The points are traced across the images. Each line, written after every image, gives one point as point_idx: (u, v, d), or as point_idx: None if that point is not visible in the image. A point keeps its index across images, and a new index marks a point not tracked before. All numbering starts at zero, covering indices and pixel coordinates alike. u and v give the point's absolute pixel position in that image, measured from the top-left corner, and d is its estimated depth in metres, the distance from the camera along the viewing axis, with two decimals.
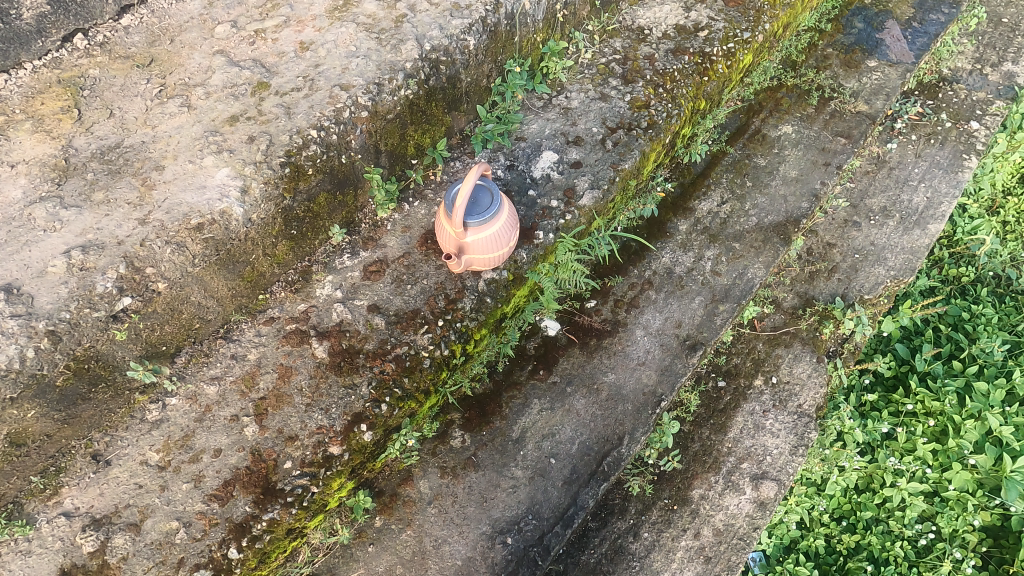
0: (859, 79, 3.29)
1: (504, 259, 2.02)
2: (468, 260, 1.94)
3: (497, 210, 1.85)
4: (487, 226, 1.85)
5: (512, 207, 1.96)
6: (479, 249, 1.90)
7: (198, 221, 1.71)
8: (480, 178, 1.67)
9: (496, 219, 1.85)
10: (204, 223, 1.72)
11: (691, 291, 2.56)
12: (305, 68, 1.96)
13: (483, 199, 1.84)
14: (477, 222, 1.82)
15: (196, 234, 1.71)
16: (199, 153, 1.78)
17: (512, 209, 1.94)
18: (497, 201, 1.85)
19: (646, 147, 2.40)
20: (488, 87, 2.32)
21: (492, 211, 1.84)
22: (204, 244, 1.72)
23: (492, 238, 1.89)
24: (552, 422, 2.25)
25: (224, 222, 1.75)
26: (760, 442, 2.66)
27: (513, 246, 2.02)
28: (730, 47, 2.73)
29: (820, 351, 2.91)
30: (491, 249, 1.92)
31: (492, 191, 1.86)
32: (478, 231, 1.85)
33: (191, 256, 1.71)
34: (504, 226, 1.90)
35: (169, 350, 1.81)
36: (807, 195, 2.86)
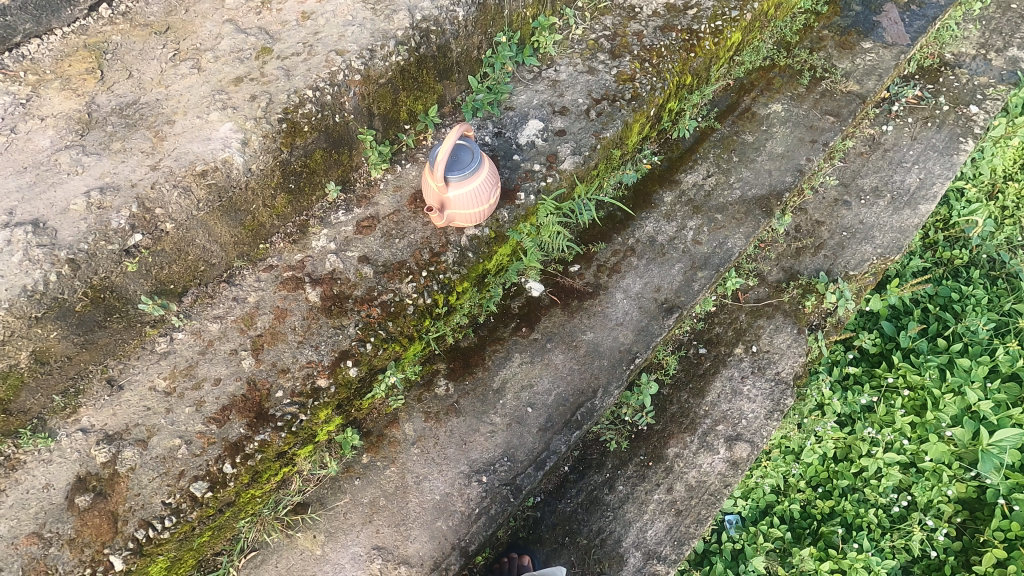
0: (853, 60, 3.34)
1: (485, 217, 2.16)
2: (452, 215, 2.08)
3: (478, 167, 2.00)
4: (468, 181, 2.00)
5: (493, 166, 2.10)
6: (461, 204, 2.05)
7: (203, 168, 1.88)
8: (459, 132, 1.82)
9: (476, 175, 2.00)
10: (208, 169, 1.88)
11: (672, 258, 2.68)
12: (306, 35, 2.12)
13: (464, 156, 1.99)
14: (457, 177, 1.97)
15: (200, 180, 1.88)
16: (206, 109, 1.96)
17: (492, 167, 2.09)
18: (477, 158, 1.99)
19: (628, 118, 2.52)
20: (479, 58, 2.46)
21: (473, 167, 1.98)
22: (208, 189, 1.89)
23: (472, 194, 2.03)
24: (531, 374, 2.39)
25: (226, 170, 1.92)
26: (737, 406, 2.76)
27: (494, 204, 2.16)
28: (718, 25, 2.82)
29: (801, 323, 3.00)
30: (472, 205, 2.07)
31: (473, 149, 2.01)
32: (460, 186, 2.00)
33: (196, 200, 1.89)
34: (484, 183, 2.04)
35: (177, 290, 1.99)
36: (792, 170, 2.94)
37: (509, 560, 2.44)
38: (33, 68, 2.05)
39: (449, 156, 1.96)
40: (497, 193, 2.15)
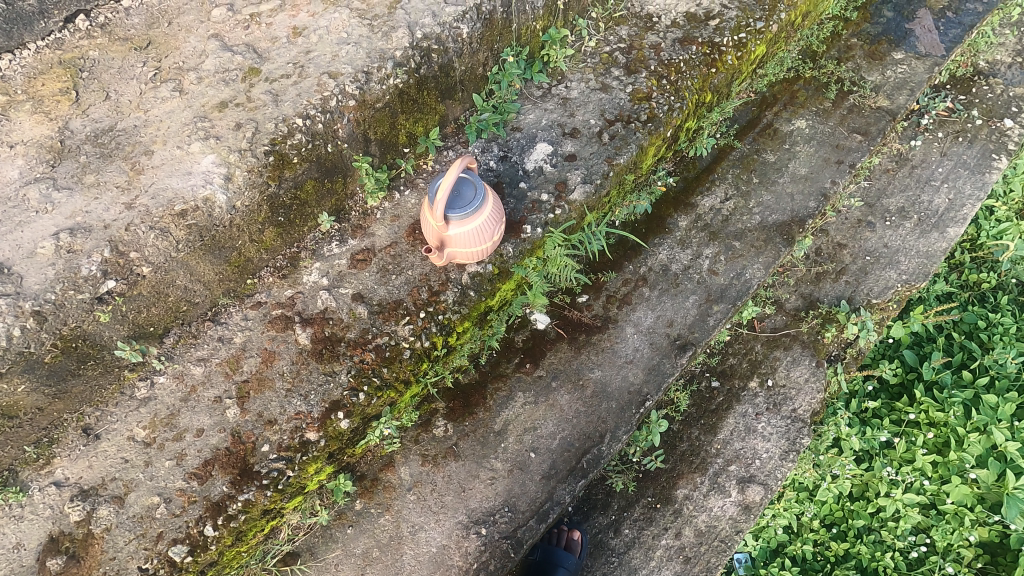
0: (883, 72, 3.14)
1: (488, 254, 2.01)
2: (452, 252, 1.93)
3: (481, 204, 1.85)
4: (470, 219, 1.85)
5: (497, 200, 1.95)
6: (462, 242, 1.90)
7: (182, 208, 1.74)
8: (458, 170, 1.66)
9: (479, 213, 1.85)
10: (187, 209, 1.75)
11: (686, 290, 2.52)
12: (297, 54, 1.95)
13: (466, 192, 1.84)
14: (458, 215, 1.82)
15: (179, 220, 1.74)
16: (187, 138, 1.80)
17: (497, 203, 1.93)
18: (481, 194, 1.84)
19: (643, 141, 2.34)
20: (484, 75, 2.28)
21: (475, 204, 1.83)
22: (188, 230, 1.76)
23: (474, 232, 1.88)
24: (535, 415, 2.27)
25: (208, 209, 1.78)
26: (751, 445, 2.64)
27: (497, 241, 2.01)
28: (742, 38, 2.62)
29: (820, 355, 2.85)
30: (473, 243, 1.92)
31: (477, 185, 1.85)
32: (461, 224, 1.85)
33: (175, 241, 1.76)
34: (488, 220, 1.89)
35: (157, 331, 1.86)
36: (816, 195, 2.76)
37: (556, 532, 2.45)
38: (3, 87, 1.88)
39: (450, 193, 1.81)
40: (501, 229, 1.99)
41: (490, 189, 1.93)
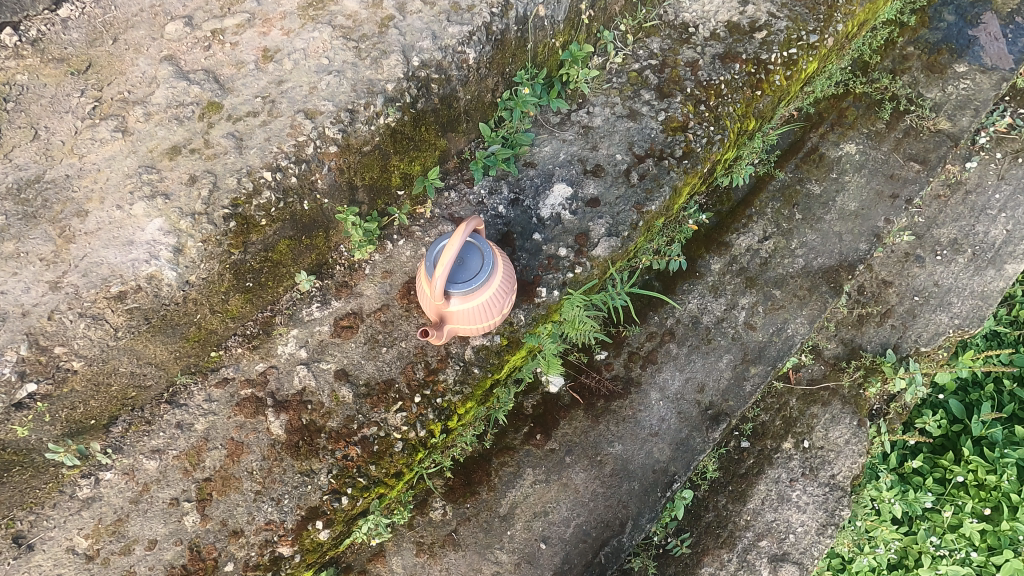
0: (944, 88, 2.73)
1: (497, 326, 1.70)
2: (453, 328, 1.61)
3: (490, 274, 1.54)
4: (477, 292, 1.54)
5: (507, 266, 1.65)
6: (465, 317, 1.59)
7: (119, 289, 1.47)
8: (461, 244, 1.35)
9: (487, 285, 1.54)
10: (126, 290, 1.47)
11: (719, 348, 2.22)
12: (267, 85, 1.60)
13: (472, 262, 1.53)
14: (461, 291, 1.51)
15: (117, 304, 1.47)
16: (129, 195, 1.49)
17: (508, 270, 1.63)
18: (490, 261, 1.54)
19: (678, 182, 2.01)
20: (493, 101, 1.92)
21: (484, 275, 1.52)
22: (128, 315, 1.49)
23: (481, 307, 1.57)
24: (546, 498, 2.00)
25: (154, 287, 1.50)
26: (784, 517, 2.37)
27: (507, 313, 1.70)
28: (792, 54, 2.25)
29: (862, 413, 2.55)
30: (478, 317, 1.61)
31: (485, 250, 1.55)
32: (465, 298, 1.53)
33: (113, 329, 1.49)
34: (496, 292, 1.58)
35: (101, 422, 1.58)
36: (867, 235, 2.44)
37: None
38: None
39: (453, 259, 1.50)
40: (512, 301, 1.69)
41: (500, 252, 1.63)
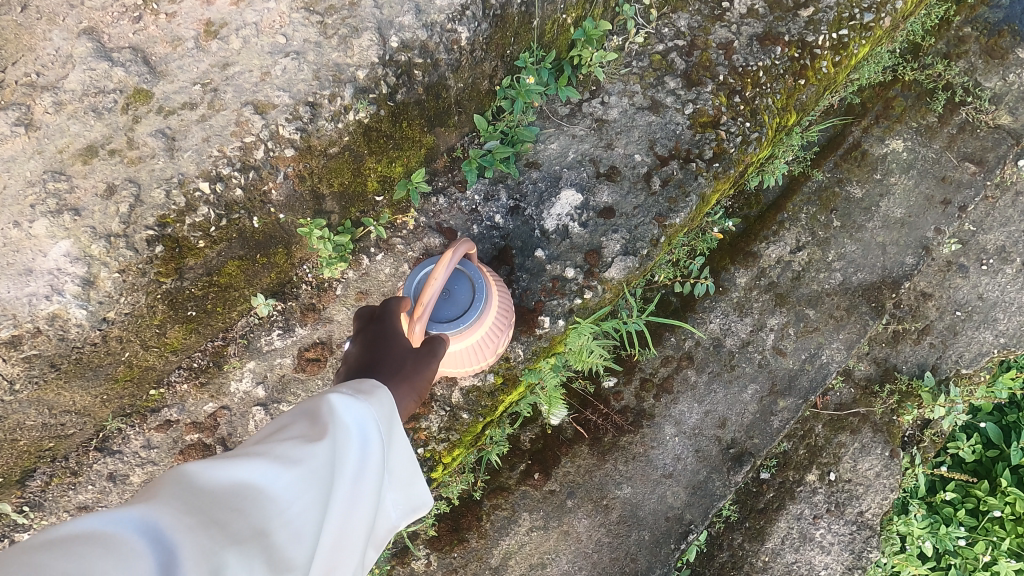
0: (1005, 76, 2.37)
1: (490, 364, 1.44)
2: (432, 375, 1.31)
3: (482, 311, 1.27)
4: (466, 332, 1.26)
5: (503, 298, 1.39)
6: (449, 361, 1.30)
7: (12, 333, 1.20)
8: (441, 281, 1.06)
9: (476, 323, 1.27)
10: (21, 334, 1.21)
11: (743, 376, 1.95)
12: (209, 68, 1.28)
13: (459, 296, 1.25)
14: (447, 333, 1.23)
15: (10, 352, 1.21)
16: (30, 209, 1.20)
17: (503, 304, 1.37)
18: (483, 294, 1.27)
19: (707, 189, 1.72)
20: (490, 89, 1.61)
21: (474, 312, 1.25)
22: (26, 363, 1.23)
23: (471, 347, 1.30)
24: (544, 548, 1.77)
25: (59, 328, 1.24)
26: (805, 558, 2.16)
27: (497, 354, 1.44)
28: (842, 36, 1.91)
29: (895, 443, 2.30)
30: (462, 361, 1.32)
31: (478, 280, 1.28)
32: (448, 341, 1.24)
33: (8, 380, 1.24)
34: (488, 331, 1.31)
35: (13, 478, 1.37)
36: (913, 247, 2.16)
37: None
38: None
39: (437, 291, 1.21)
40: (504, 340, 1.42)
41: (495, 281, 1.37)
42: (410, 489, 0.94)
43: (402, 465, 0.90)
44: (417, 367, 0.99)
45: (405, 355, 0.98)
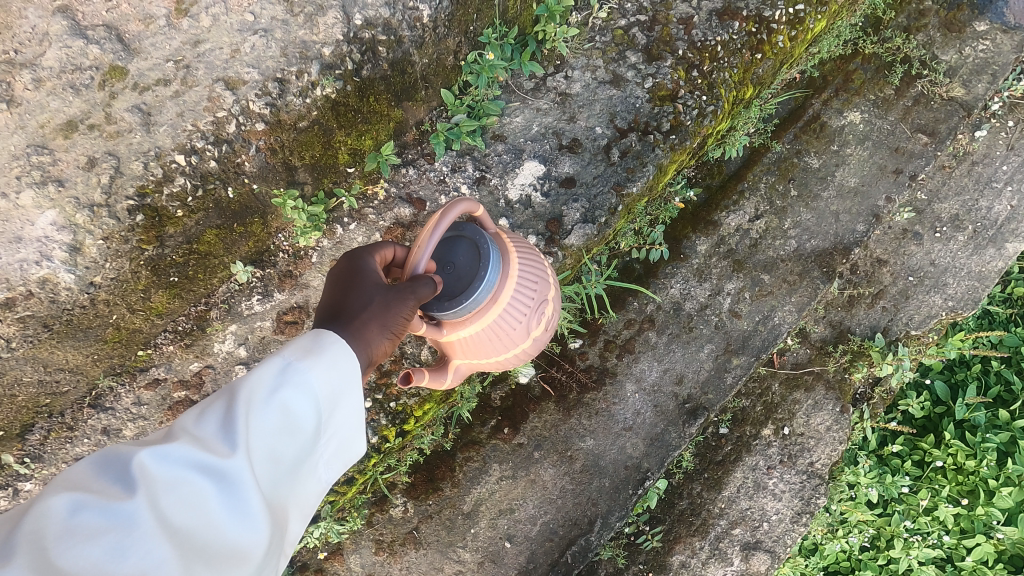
0: (960, 50, 2.46)
1: (521, 350, 1.34)
2: (458, 369, 1.29)
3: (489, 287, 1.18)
4: (477, 312, 1.18)
5: (525, 271, 1.25)
6: (472, 349, 1.24)
7: (7, 295, 1.33)
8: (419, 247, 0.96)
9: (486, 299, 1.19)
10: (15, 297, 1.33)
11: (700, 337, 2.08)
12: (181, 46, 1.34)
13: (464, 272, 1.15)
14: (456, 315, 1.16)
15: (7, 312, 1.34)
16: (17, 180, 1.29)
17: (523, 276, 1.25)
18: (490, 271, 1.15)
19: (664, 159, 1.81)
20: (456, 64, 1.67)
21: (482, 292, 1.15)
22: (21, 324, 1.36)
23: (488, 329, 1.22)
24: (512, 495, 1.91)
25: (50, 291, 1.36)
26: (759, 505, 2.32)
27: (532, 337, 1.33)
28: (798, 11, 1.99)
29: (846, 400, 2.46)
30: (483, 353, 1.27)
31: (488, 252, 1.16)
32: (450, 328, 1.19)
33: (6, 338, 1.36)
34: (506, 310, 1.22)
35: (13, 432, 1.48)
36: (865, 214, 2.27)
37: None
38: None
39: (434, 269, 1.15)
40: (534, 320, 1.30)
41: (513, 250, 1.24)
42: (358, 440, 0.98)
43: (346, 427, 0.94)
44: (389, 304, 0.96)
45: (377, 292, 0.96)
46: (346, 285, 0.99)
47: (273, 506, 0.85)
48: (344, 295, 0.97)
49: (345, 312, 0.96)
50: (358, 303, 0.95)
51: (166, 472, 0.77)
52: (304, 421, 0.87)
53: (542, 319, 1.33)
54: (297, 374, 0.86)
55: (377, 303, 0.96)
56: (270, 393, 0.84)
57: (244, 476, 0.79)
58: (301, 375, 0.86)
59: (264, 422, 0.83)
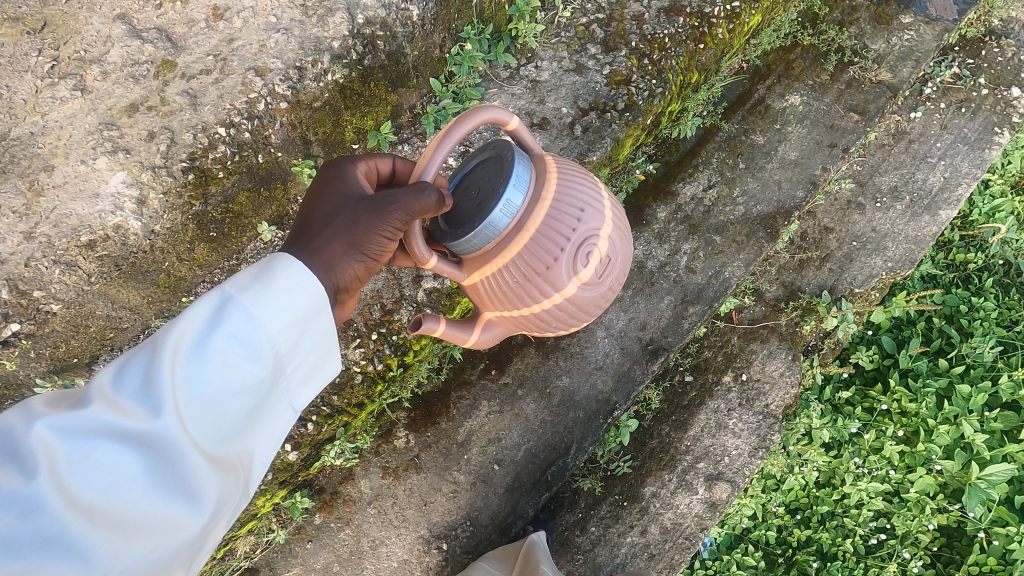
0: (888, 40, 2.79)
1: (568, 291, 1.45)
2: (490, 323, 1.56)
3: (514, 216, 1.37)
4: (505, 238, 1.38)
5: (566, 210, 1.39)
6: (505, 282, 1.43)
7: (89, 238, 1.67)
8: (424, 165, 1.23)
9: (514, 228, 1.38)
10: (96, 239, 1.68)
11: (661, 290, 2.40)
12: (218, 43, 1.71)
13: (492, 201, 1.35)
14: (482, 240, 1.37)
15: (88, 252, 1.68)
16: (92, 151, 1.66)
17: (558, 212, 1.38)
18: (512, 200, 1.34)
19: (620, 134, 2.15)
20: (442, 57, 2.00)
21: (503, 219, 1.35)
22: (99, 261, 1.70)
23: (518, 260, 1.39)
24: (499, 426, 2.21)
25: (121, 236, 1.70)
26: (720, 442, 2.62)
27: (577, 278, 1.43)
28: (734, 7, 2.33)
29: (797, 348, 2.74)
30: (523, 302, 1.46)
31: (513, 181, 1.33)
32: (478, 260, 1.42)
33: (86, 274, 1.69)
34: (535, 242, 1.38)
35: (83, 360, 1.76)
36: (804, 182, 2.60)
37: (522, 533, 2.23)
38: None
39: (464, 198, 1.39)
40: (574, 262, 1.41)
41: (550, 186, 1.40)
42: (304, 383, 1.12)
43: (286, 376, 1.07)
44: (348, 226, 1.21)
45: (339, 216, 1.23)
46: (322, 204, 1.25)
47: (211, 456, 0.97)
48: (312, 218, 1.23)
49: (312, 231, 1.22)
50: (327, 220, 1.22)
51: (96, 436, 0.87)
52: (241, 369, 0.97)
53: (584, 263, 1.42)
54: (232, 322, 0.97)
55: (343, 220, 1.22)
56: (196, 349, 0.94)
57: (175, 434, 0.91)
58: (235, 323, 0.98)
59: (188, 376, 0.93)
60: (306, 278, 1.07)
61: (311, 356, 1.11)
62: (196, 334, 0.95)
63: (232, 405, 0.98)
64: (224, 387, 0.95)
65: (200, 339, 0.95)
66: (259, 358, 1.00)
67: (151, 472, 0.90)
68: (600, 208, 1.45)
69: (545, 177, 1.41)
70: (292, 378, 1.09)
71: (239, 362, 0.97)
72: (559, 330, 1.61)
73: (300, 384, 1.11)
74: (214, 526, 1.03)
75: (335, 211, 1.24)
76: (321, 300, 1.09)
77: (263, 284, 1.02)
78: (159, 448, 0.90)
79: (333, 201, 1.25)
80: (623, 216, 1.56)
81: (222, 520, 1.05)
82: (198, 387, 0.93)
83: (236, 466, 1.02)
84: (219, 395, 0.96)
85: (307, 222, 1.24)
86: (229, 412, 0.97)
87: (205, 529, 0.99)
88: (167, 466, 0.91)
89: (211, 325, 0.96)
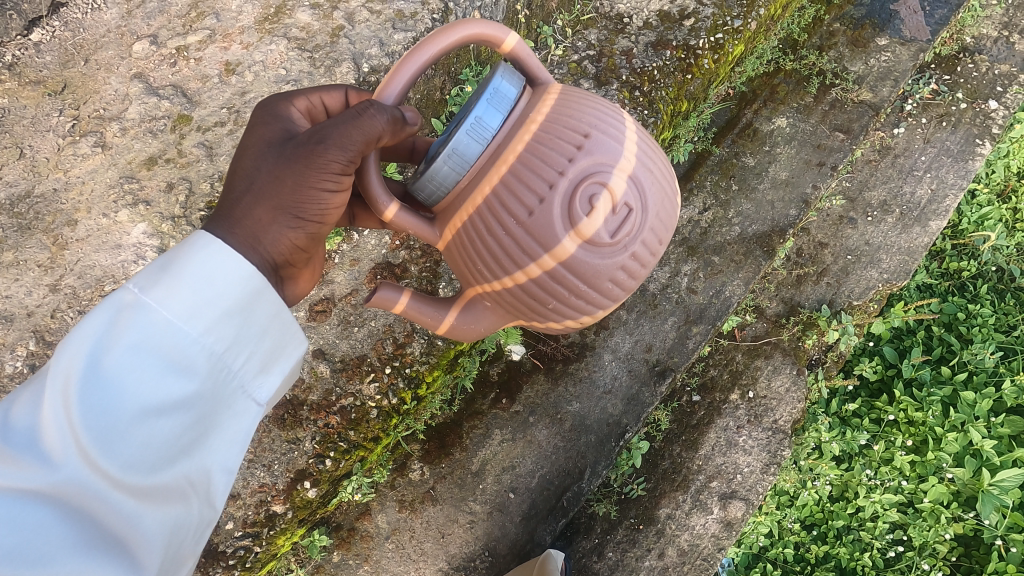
0: (867, 61, 2.90)
1: (560, 246, 1.25)
2: (474, 302, 1.45)
3: (490, 143, 1.28)
4: (476, 169, 1.29)
5: (561, 142, 1.24)
6: (477, 226, 1.30)
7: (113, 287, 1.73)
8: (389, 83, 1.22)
9: (491, 159, 1.28)
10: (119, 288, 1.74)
11: (665, 311, 2.45)
12: (231, 97, 1.82)
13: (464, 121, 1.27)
14: (450, 171, 1.28)
15: None
16: (113, 204, 1.75)
17: (550, 137, 1.25)
18: (485, 123, 1.25)
19: None
20: (442, 98, 2.09)
21: (473, 144, 1.26)
22: None
23: (492, 196, 1.27)
24: (513, 453, 2.24)
25: None
26: (732, 460, 2.64)
27: (571, 226, 1.23)
28: (719, 39, 2.43)
29: (801, 363, 2.77)
30: (504, 263, 1.30)
31: (487, 98, 1.25)
32: (450, 204, 1.34)
33: None
34: (515, 177, 1.25)
35: None
36: (796, 201, 2.68)
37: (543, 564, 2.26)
38: None
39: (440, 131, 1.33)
40: (570, 205, 1.22)
41: (543, 108, 1.29)
42: (255, 384, 1.09)
43: (221, 386, 1.03)
44: (278, 184, 1.19)
45: (267, 172, 1.20)
46: (248, 162, 1.22)
47: (139, 489, 0.95)
48: (239, 177, 1.21)
49: (242, 194, 1.19)
50: (254, 179, 1.20)
51: None
52: (154, 386, 0.94)
53: (585, 208, 1.22)
54: (131, 340, 0.93)
55: (272, 177, 1.20)
56: (93, 379, 0.91)
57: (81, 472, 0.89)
58: (137, 337, 0.94)
59: (88, 410, 0.90)
60: (221, 267, 1.03)
61: (254, 352, 1.07)
62: (88, 362, 0.92)
63: (153, 428, 0.95)
64: (134, 411, 0.93)
65: (97, 365, 0.92)
66: (174, 373, 0.96)
67: (65, 522, 0.89)
68: (615, 149, 1.27)
69: (540, 98, 1.31)
70: (234, 378, 1.05)
71: (149, 382, 0.94)
72: (561, 315, 1.40)
73: (246, 388, 1.07)
74: (181, 550, 1.04)
75: (264, 164, 1.21)
76: (249, 282, 1.05)
77: (165, 291, 0.97)
78: (72, 492, 0.90)
79: (262, 153, 1.23)
80: (656, 164, 1.35)
81: (190, 542, 1.05)
82: (103, 415, 0.91)
83: (185, 490, 1.01)
84: (132, 421, 0.93)
85: (234, 181, 1.22)
86: (151, 437, 0.95)
87: (168, 558, 1.00)
88: (86, 510, 0.91)
89: (106, 343, 0.93)
